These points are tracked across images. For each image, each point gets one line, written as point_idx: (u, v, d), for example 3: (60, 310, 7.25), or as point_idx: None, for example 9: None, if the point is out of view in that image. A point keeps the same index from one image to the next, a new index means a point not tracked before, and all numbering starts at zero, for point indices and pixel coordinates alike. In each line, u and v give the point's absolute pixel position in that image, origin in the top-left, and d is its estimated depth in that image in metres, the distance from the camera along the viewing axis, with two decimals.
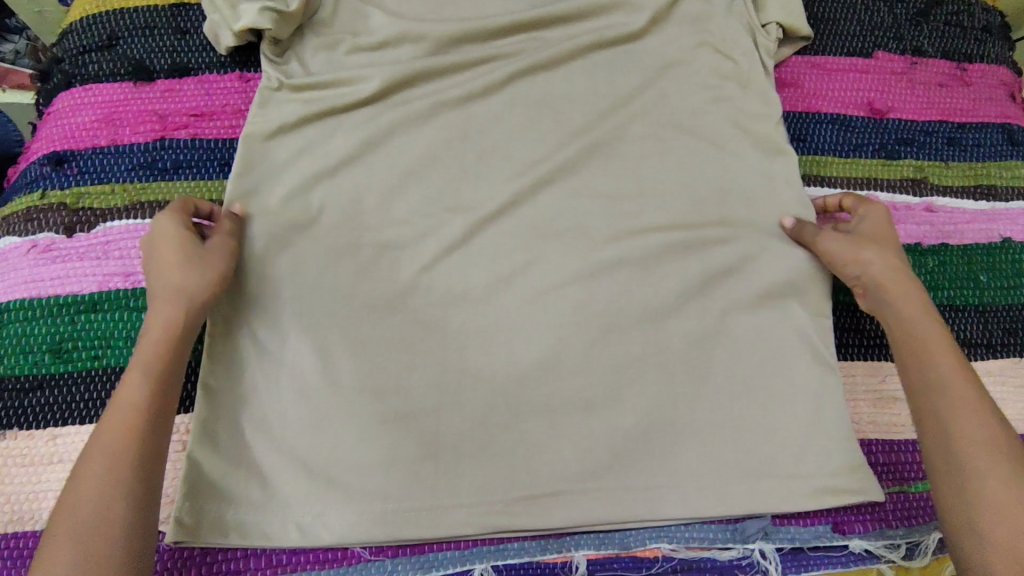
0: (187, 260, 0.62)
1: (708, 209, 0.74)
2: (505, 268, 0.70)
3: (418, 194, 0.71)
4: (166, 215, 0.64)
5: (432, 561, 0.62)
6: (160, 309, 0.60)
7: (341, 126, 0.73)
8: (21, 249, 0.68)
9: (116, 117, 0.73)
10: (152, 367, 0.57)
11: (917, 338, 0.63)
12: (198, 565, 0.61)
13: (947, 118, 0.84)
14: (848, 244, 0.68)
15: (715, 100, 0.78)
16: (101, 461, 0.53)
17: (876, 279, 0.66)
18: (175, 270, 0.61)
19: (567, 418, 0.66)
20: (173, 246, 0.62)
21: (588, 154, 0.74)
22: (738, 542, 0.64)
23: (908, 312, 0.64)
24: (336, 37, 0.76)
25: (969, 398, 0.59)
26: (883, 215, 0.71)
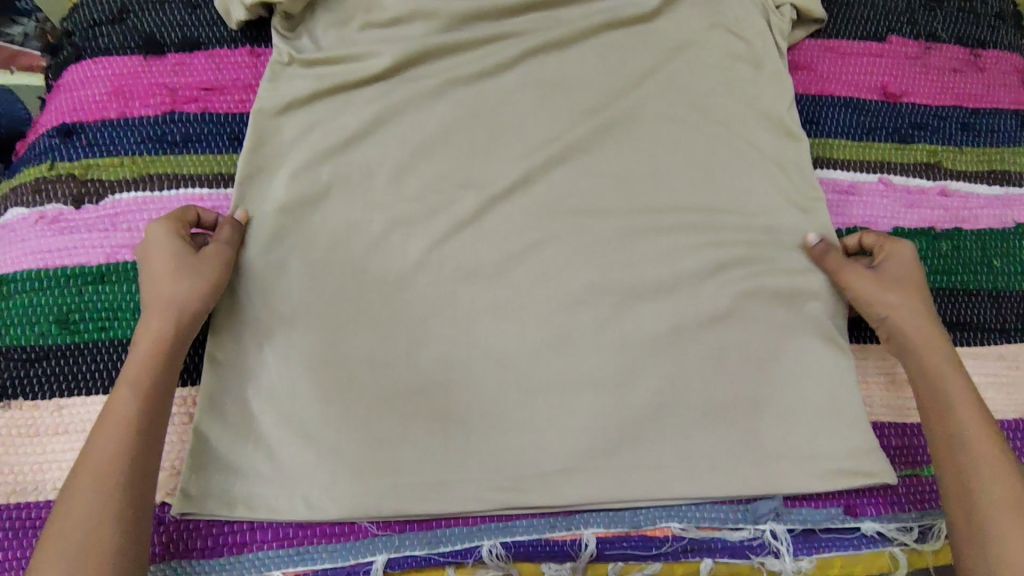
0: (176, 269, 0.61)
1: (721, 190, 0.73)
2: (516, 245, 0.69)
3: (430, 170, 0.71)
4: (157, 222, 0.63)
5: (440, 537, 0.61)
6: (149, 323, 0.60)
7: (352, 102, 0.73)
8: (29, 219, 0.68)
9: (126, 90, 0.73)
10: (142, 383, 0.57)
11: (938, 391, 0.63)
12: (203, 537, 0.60)
13: (960, 104, 0.84)
14: (874, 290, 0.67)
15: (730, 80, 0.77)
16: (92, 481, 0.53)
17: (901, 329, 0.66)
18: (165, 280, 0.61)
19: (578, 396, 0.65)
20: (162, 256, 0.62)
21: (600, 132, 0.74)
22: (749, 523, 0.63)
23: (936, 368, 0.64)
24: (348, 14, 0.76)
25: (991, 459, 0.59)
26: (910, 254, 0.69)
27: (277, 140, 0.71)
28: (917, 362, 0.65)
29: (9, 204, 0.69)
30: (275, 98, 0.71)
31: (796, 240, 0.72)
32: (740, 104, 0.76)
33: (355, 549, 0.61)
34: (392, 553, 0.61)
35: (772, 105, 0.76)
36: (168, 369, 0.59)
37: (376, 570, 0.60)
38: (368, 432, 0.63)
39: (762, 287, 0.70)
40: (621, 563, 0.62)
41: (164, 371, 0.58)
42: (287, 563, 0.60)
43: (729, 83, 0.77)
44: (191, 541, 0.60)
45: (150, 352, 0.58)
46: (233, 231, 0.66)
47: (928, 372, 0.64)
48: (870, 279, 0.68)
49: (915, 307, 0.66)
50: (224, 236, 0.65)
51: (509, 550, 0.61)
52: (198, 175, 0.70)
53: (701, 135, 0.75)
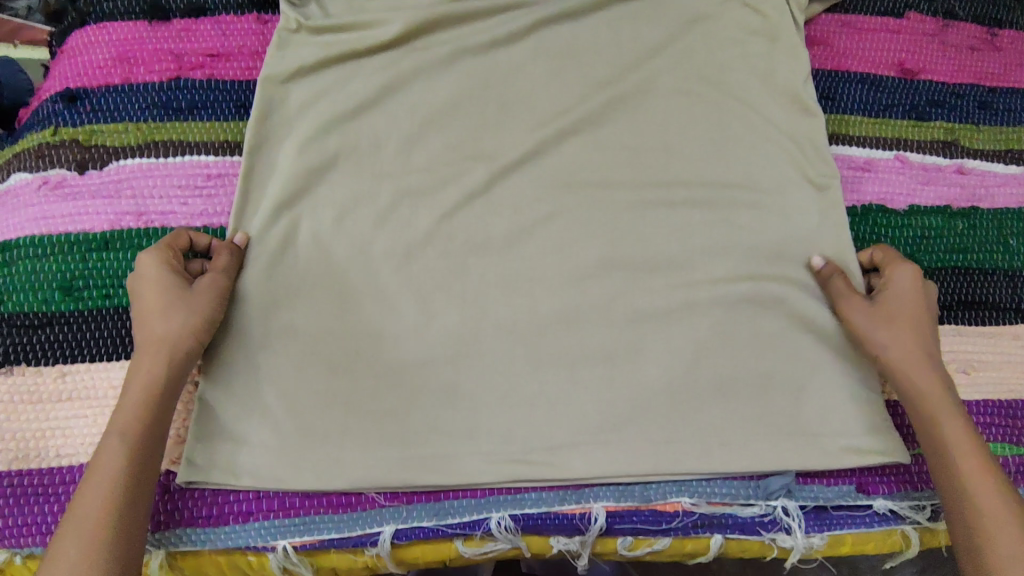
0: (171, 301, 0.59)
1: (738, 164, 0.71)
2: (527, 218, 0.68)
3: (440, 142, 0.70)
4: (150, 250, 0.61)
5: (448, 509, 0.61)
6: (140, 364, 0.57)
7: (361, 70, 0.71)
8: (32, 185, 0.67)
9: (130, 56, 0.71)
10: (131, 427, 0.55)
11: (936, 433, 0.60)
12: (208, 506, 0.59)
13: (978, 82, 0.82)
14: (865, 325, 0.64)
15: (748, 51, 0.75)
16: (75, 538, 0.50)
17: (895, 368, 0.62)
18: (160, 315, 0.58)
19: (589, 370, 0.64)
20: (156, 288, 0.59)
21: (614, 105, 0.72)
22: (760, 499, 0.63)
23: (934, 407, 0.60)
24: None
25: (995, 501, 0.56)
26: (909, 281, 0.65)
27: (284, 110, 0.69)
28: (913, 403, 0.61)
29: (12, 170, 0.68)
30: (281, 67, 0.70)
31: (815, 216, 0.70)
32: (758, 76, 0.74)
33: (361, 520, 0.60)
34: (399, 525, 0.60)
35: (793, 77, 0.74)
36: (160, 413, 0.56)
37: (383, 541, 0.59)
38: (375, 403, 0.62)
39: (777, 262, 0.68)
40: (630, 537, 0.62)
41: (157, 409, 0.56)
42: (293, 533, 0.59)
43: (747, 54, 0.75)
44: (197, 509, 0.59)
45: (139, 397, 0.56)
46: (230, 257, 0.63)
47: (923, 415, 0.61)
48: (862, 314, 0.64)
49: (908, 343, 0.62)
50: (221, 262, 0.62)
51: (518, 523, 0.61)
52: (204, 142, 0.69)
53: (717, 108, 0.73)
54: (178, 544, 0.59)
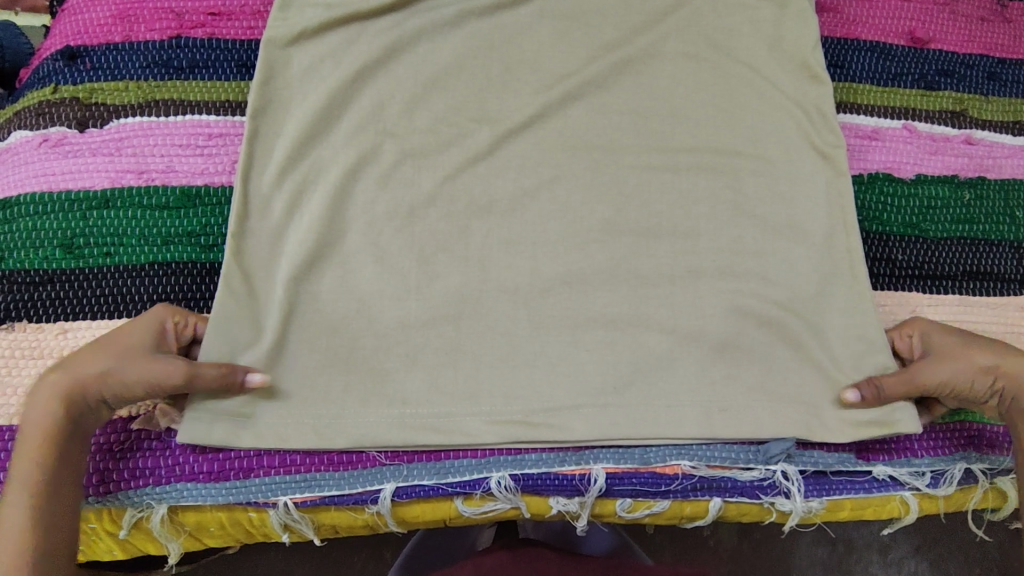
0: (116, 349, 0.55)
1: (745, 130, 0.71)
2: (530, 182, 0.67)
3: (444, 105, 0.69)
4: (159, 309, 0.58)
5: (448, 468, 0.61)
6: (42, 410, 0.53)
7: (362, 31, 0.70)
8: (32, 143, 0.66)
9: (131, 13, 0.70)
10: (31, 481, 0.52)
11: None
12: (208, 462, 0.59)
13: (987, 53, 0.81)
14: (957, 369, 0.60)
15: (759, 15, 0.74)
16: None
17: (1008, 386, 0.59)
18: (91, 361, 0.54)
19: (590, 333, 0.64)
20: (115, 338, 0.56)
21: (620, 69, 0.71)
22: (760, 463, 0.62)
23: None
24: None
25: None
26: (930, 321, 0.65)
27: (286, 70, 0.68)
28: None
29: (12, 128, 0.67)
30: (283, 27, 0.68)
31: (821, 183, 0.69)
32: (768, 41, 0.73)
33: (362, 478, 0.60)
34: (400, 483, 0.60)
35: (803, 41, 0.72)
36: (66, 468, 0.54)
37: (383, 499, 0.60)
38: (377, 363, 0.62)
39: (782, 230, 0.68)
40: (630, 499, 0.62)
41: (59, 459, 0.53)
42: (294, 489, 0.59)
43: (756, 19, 0.74)
44: (197, 464, 0.59)
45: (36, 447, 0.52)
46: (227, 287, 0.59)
47: None
48: (940, 365, 0.60)
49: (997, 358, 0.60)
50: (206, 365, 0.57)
51: (519, 482, 0.61)
52: (205, 102, 0.68)
53: (724, 73, 0.72)
54: (178, 500, 0.58)
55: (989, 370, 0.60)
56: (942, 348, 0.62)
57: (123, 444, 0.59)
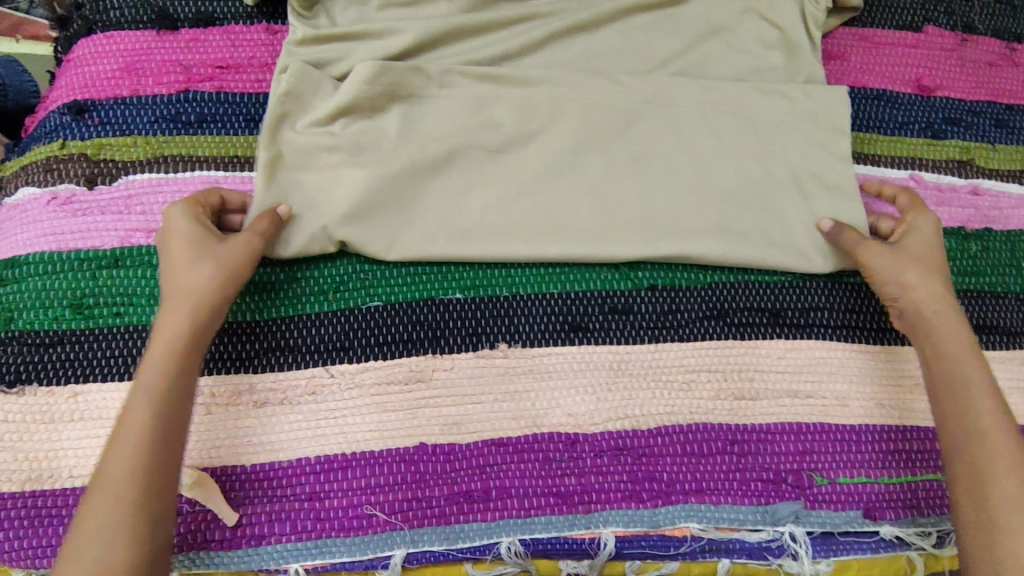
0: (180, 266, 0.58)
1: (761, 187, 0.69)
2: (540, 242, 0.66)
3: (452, 156, 0.66)
4: (178, 203, 0.61)
5: (458, 533, 0.60)
6: (146, 374, 0.54)
7: (367, 70, 0.65)
8: (42, 200, 0.66)
9: (139, 66, 0.70)
10: (167, 384, 0.54)
11: (949, 377, 0.59)
12: (221, 529, 0.58)
13: (995, 99, 0.81)
14: (894, 262, 0.64)
15: (766, 69, 0.74)
16: (114, 498, 0.50)
17: (918, 307, 0.62)
18: (189, 267, 0.58)
19: (602, 390, 0.65)
20: (183, 242, 0.59)
21: (634, 119, 0.69)
22: (768, 525, 0.62)
23: (951, 354, 0.60)
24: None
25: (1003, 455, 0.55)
26: (933, 227, 0.66)
27: (286, 122, 0.66)
28: (935, 350, 0.61)
29: (20, 183, 0.67)
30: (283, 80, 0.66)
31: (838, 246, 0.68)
32: (782, 93, 0.72)
33: (372, 543, 0.59)
34: (410, 548, 0.59)
35: (816, 97, 0.71)
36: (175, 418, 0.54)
37: (395, 565, 0.59)
38: (385, 426, 0.62)
39: (786, 291, 0.69)
40: (639, 561, 0.62)
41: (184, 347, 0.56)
42: (305, 556, 0.59)
43: (761, 74, 0.74)
44: (209, 531, 0.58)
45: (171, 348, 0.56)
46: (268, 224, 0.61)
47: (941, 357, 0.60)
48: (887, 251, 0.64)
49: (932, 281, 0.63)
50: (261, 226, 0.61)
51: (528, 547, 0.60)
52: (214, 157, 0.68)
53: (739, 124, 0.70)
54: (191, 568, 0.58)
55: (912, 284, 0.63)
56: (904, 247, 0.65)
57: None
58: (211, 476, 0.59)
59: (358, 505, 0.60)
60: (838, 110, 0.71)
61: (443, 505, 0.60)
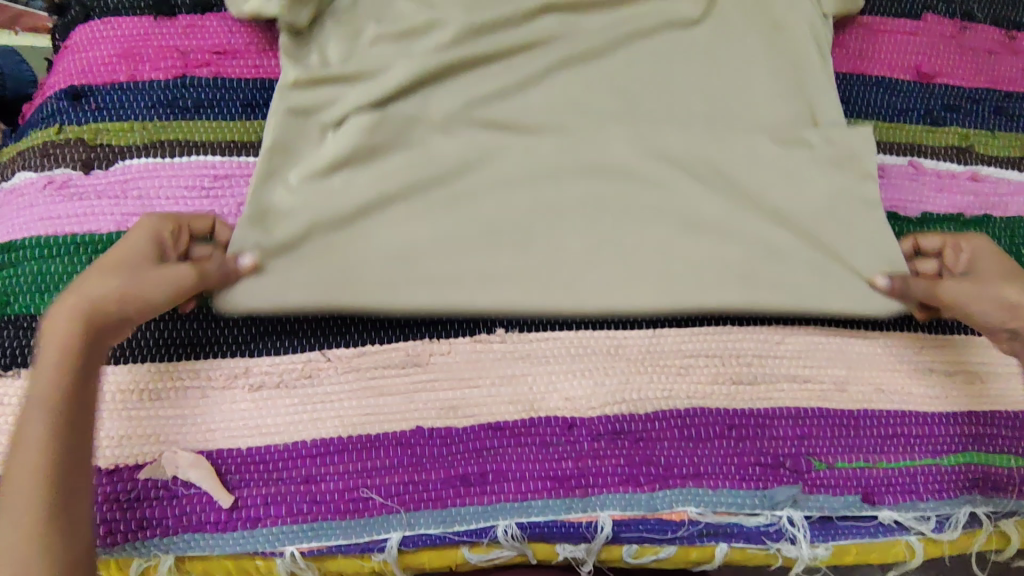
0: (101, 272, 0.54)
1: (771, 233, 0.67)
2: (547, 286, 0.64)
3: (458, 199, 0.66)
4: (154, 215, 0.59)
5: (455, 516, 0.60)
6: (42, 379, 0.51)
7: (368, 122, 0.66)
8: (37, 185, 0.66)
9: (135, 52, 0.70)
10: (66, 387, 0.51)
11: None
12: (216, 512, 0.58)
13: (994, 87, 0.81)
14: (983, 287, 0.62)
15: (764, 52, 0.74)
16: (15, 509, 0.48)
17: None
18: (108, 273, 0.54)
19: (599, 374, 0.64)
20: (120, 252, 0.56)
21: (631, 106, 0.70)
22: (766, 509, 0.62)
23: None
24: (359, 28, 0.70)
25: None
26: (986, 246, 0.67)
27: (280, 168, 0.65)
28: None
29: (17, 168, 0.67)
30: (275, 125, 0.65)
31: (851, 280, 0.67)
32: (790, 140, 0.71)
33: (368, 526, 0.59)
34: (406, 531, 0.59)
35: (837, 142, 0.70)
36: (81, 426, 0.51)
37: (391, 548, 0.59)
38: (381, 409, 0.62)
39: (792, 334, 0.67)
40: (636, 545, 0.62)
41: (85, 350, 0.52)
42: (301, 538, 0.58)
43: (772, 112, 0.72)
44: (204, 514, 0.58)
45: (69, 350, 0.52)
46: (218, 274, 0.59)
47: None
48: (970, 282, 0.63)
49: None
50: (210, 277, 0.59)
51: (525, 531, 0.60)
52: (211, 142, 0.68)
53: (732, 112, 0.72)
54: (187, 549, 0.58)
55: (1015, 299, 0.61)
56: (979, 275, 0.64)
57: (128, 494, 0.58)
58: (206, 459, 0.59)
59: (353, 488, 0.59)
60: (860, 151, 0.71)
61: (439, 488, 0.60)
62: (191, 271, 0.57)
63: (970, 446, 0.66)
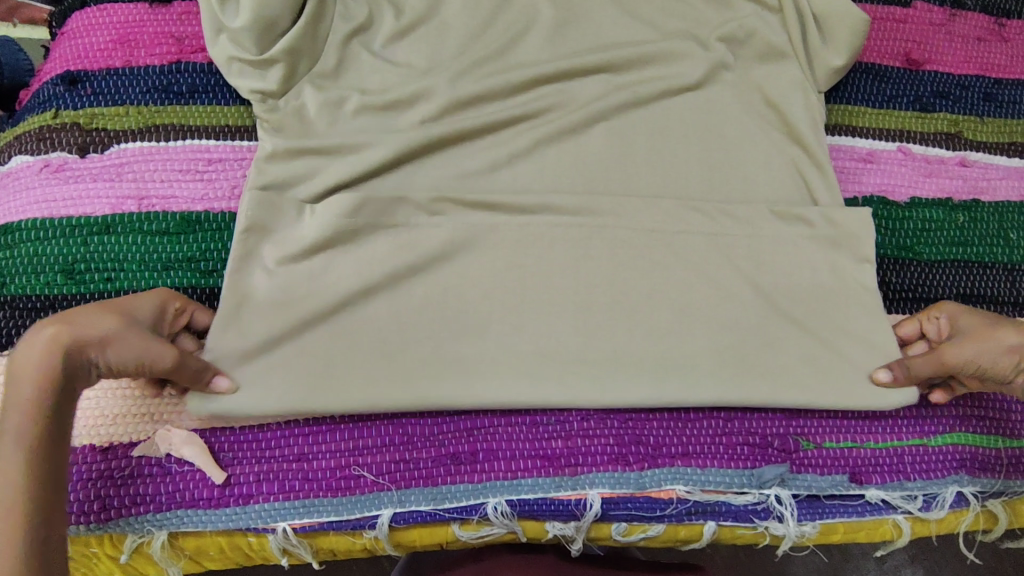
0: (89, 311, 0.52)
1: (771, 320, 0.65)
2: (534, 391, 0.60)
3: (445, 289, 0.62)
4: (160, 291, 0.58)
5: (445, 493, 0.60)
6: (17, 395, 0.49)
7: (346, 205, 0.62)
8: (33, 168, 0.67)
9: (131, 38, 0.71)
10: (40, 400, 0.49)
11: None
12: (208, 488, 0.59)
13: (983, 73, 0.82)
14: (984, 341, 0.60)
15: (756, 36, 0.74)
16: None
17: None
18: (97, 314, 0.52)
19: None
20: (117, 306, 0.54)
21: (620, 91, 0.71)
22: (754, 487, 0.63)
23: None
24: (342, 94, 0.68)
25: None
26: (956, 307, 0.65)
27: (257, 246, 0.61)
28: None
29: (13, 152, 0.68)
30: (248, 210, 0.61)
31: (839, 262, 0.67)
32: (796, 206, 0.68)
33: (359, 503, 0.59)
34: (397, 509, 0.60)
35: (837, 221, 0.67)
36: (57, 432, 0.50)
37: (382, 524, 0.59)
38: None
39: None
40: (625, 523, 0.62)
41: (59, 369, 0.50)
42: (293, 515, 0.59)
43: (764, 131, 0.72)
44: (197, 490, 0.59)
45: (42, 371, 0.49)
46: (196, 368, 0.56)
47: None
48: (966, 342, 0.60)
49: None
50: (194, 362, 0.55)
51: (514, 508, 0.61)
52: (205, 126, 0.69)
53: (721, 94, 0.73)
54: (179, 526, 0.58)
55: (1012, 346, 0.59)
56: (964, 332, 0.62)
57: (122, 471, 0.59)
58: (199, 436, 0.60)
59: (344, 466, 0.60)
60: (860, 231, 0.67)
61: (430, 466, 0.61)
62: (172, 353, 0.53)
63: (958, 428, 0.67)
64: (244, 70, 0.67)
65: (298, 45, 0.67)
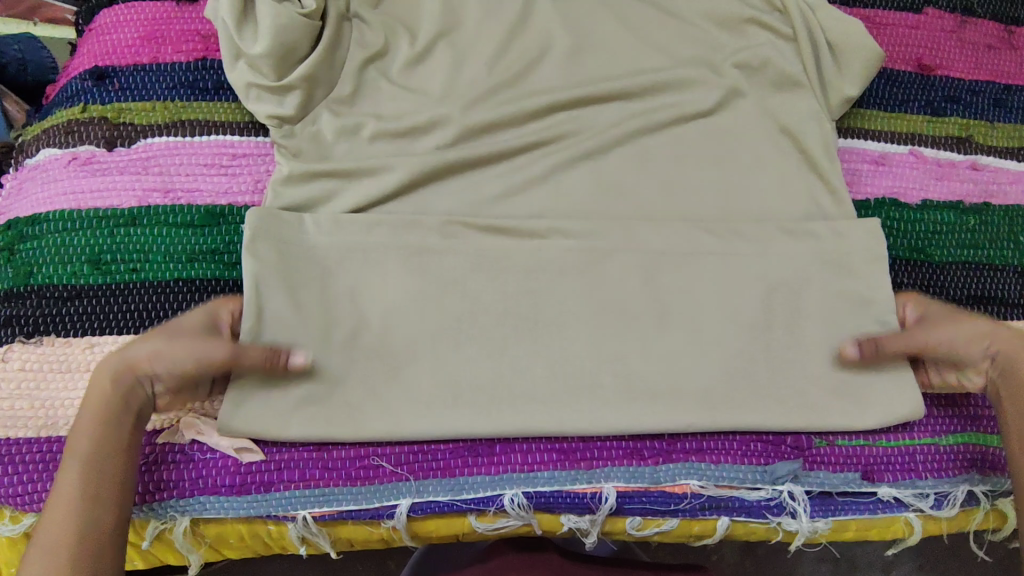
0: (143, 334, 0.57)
1: (782, 350, 0.65)
2: (546, 419, 0.61)
3: (462, 301, 0.63)
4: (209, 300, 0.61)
5: (463, 484, 0.61)
6: (86, 414, 0.54)
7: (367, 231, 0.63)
8: (61, 160, 0.68)
9: (158, 35, 0.72)
10: (105, 419, 0.54)
11: None
12: (230, 475, 0.59)
13: (994, 79, 0.83)
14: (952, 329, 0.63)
15: (770, 65, 0.75)
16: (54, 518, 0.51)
17: (1008, 353, 0.61)
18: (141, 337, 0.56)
19: None
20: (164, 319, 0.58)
21: (635, 119, 0.72)
22: (767, 483, 0.63)
23: None
24: (358, 120, 0.69)
25: None
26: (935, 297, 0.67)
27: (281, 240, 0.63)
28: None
29: (41, 145, 0.69)
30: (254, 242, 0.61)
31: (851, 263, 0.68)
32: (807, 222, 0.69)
33: (379, 493, 0.60)
34: (415, 499, 0.60)
35: (847, 246, 0.68)
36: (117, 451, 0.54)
37: (400, 514, 0.60)
38: None
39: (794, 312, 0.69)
40: (639, 517, 0.63)
41: (121, 395, 0.55)
42: (312, 504, 0.60)
43: (776, 135, 0.73)
44: (219, 477, 0.59)
45: (108, 399, 0.55)
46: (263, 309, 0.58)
47: None
48: (936, 326, 0.63)
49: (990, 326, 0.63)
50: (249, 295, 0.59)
51: (530, 500, 0.61)
52: (229, 122, 0.70)
53: (734, 120, 0.74)
54: (201, 512, 0.59)
55: (980, 334, 0.62)
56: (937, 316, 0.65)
57: (146, 458, 0.59)
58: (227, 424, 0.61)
59: (364, 456, 0.61)
60: (869, 238, 0.68)
61: (448, 457, 0.61)
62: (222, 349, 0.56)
63: (969, 427, 0.67)
64: (261, 95, 0.68)
65: (315, 72, 0.68)
